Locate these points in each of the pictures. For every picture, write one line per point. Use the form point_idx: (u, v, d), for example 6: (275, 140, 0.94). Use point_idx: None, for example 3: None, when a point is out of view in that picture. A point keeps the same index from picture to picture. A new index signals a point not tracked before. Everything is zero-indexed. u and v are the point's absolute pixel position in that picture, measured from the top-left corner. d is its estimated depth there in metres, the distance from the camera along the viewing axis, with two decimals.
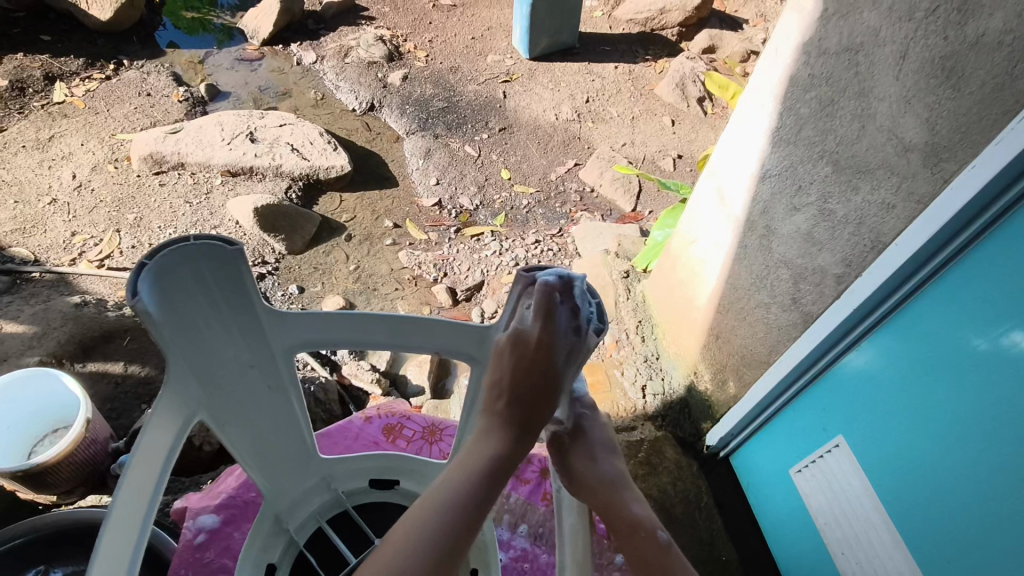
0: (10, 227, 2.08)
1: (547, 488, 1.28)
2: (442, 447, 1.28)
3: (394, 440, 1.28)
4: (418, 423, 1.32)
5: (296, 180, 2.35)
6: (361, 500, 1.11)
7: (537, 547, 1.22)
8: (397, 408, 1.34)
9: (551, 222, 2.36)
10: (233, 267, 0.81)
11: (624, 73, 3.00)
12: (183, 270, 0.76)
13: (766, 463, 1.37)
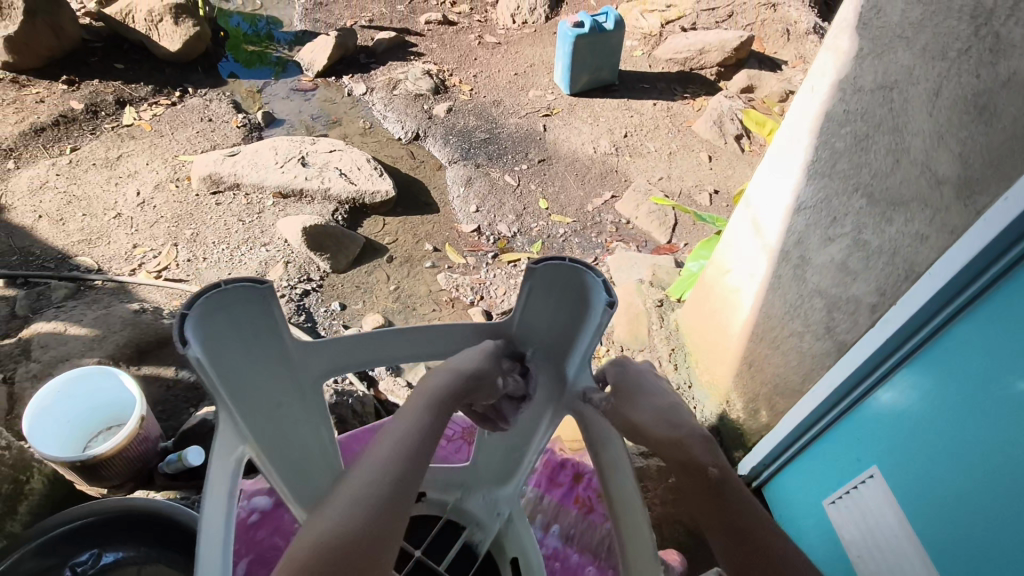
0: (78, 238, 2.22)
1: (580, 492, 1.31)
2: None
3: (435, 439, 1.37)
4: (459, 424, 1.40)
5: (343, 203, 2.46)
6: None
7: (568, 547, 1.25)
8: None
9: (587, 251, 2.41)
10: (266, 305, 0.84)
11: (662, 109, 3.07)
12: (225, 312, 0.81)
13: (801, 494, 1.36)
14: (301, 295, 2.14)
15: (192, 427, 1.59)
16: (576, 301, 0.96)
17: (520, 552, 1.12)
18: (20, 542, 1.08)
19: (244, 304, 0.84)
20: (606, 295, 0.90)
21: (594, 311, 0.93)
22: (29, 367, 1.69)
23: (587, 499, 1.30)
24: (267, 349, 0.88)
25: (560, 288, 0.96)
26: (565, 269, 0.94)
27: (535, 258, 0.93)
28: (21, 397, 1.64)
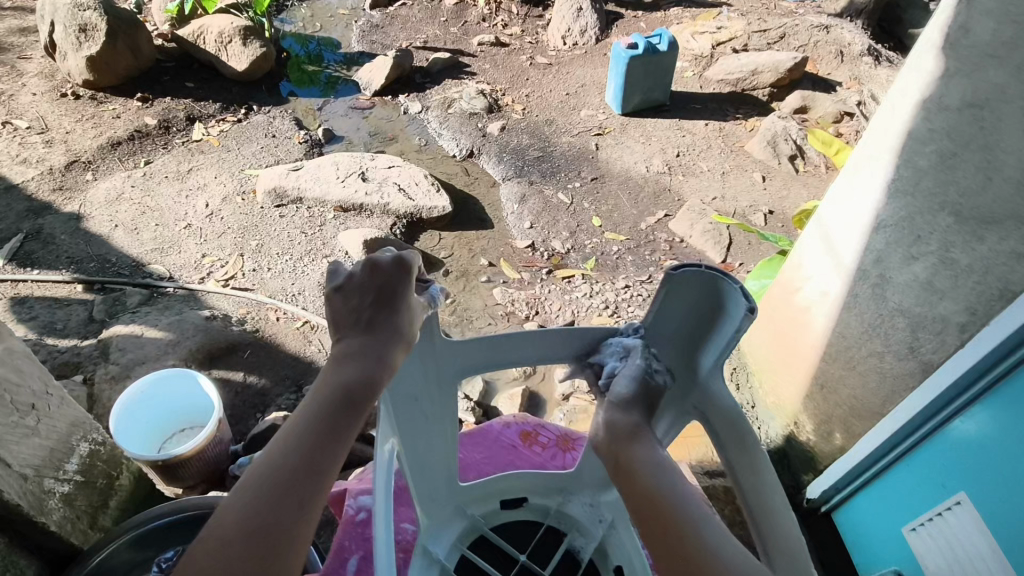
0: (150, 247, 2.30)
1: None
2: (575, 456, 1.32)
3: (530, 445, 1.34)
4: (552, 431, 1.37)
5: (400, 218, 2.52)
6: (495, 521, 1.15)
7: None
8: (532, 416, 1.39)
9: (641, 269, 2.42)
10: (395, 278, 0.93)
11: (715, 129, 3.07)
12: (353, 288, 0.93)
13: (876, 521, 1.30)
14: None
15: (262, 430, 1.61)
16: (715, 308, 0.87)
17: (625, 563, 1.09)
18: (116, 534, 1.12)
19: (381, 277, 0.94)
20: (745, 302, 0.80)
21: (733, 321, 0.83)
22: (109, 368, 1.76)
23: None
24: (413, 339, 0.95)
25: (700, 295, 0.88)
26: (705, 274, 0.86)
27: (673, 264, 0.86)
28: (101, 397, 1.70)
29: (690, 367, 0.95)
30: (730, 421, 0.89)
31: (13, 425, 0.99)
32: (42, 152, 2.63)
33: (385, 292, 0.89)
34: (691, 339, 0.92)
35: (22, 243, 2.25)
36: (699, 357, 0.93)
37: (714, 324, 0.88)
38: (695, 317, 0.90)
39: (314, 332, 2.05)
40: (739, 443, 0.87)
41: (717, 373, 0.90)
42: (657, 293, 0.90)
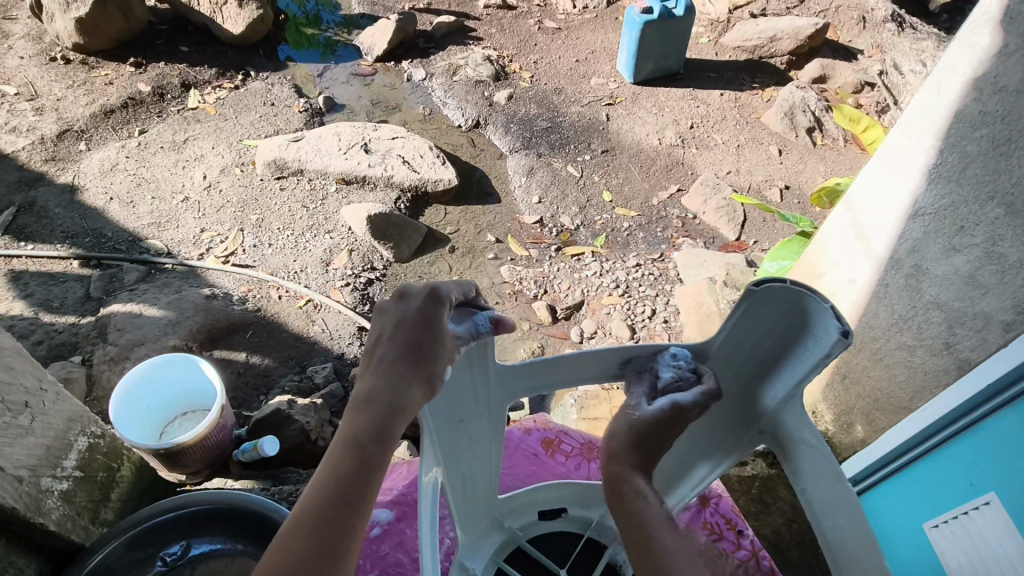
0: (147, 221, 2.22)
1: (708, 516, 1.23)
2: (601, 466, 1.31)
3: (552, 454, 1.33)
4: (575, 439, 1.36)
5: (405, 192, 2.44)
6: (533, 533, 1.14)
7: None
8: (553, 423, 1.40)
9: (652, 246, 2.35)
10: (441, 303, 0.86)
11: (730, 99, 2.96)
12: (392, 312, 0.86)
13: (898, 515, 1.19)
14: (365, 284, 2.12)
15: (266, 415, 1.51)
16: (799, 326, 0.81)
17: None
18: (116, 532, 1.08)
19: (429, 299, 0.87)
20: (837, 325, 0.74)
21: (822, 341, 0.77)
22: (108, 349, 1.70)
23: (717, 524, 1.22)
24: (474, 364, 0.89)
25: (781, 312, 0.82)
26: (787, 292, 0.79)
27: (755, 281, 0.78)
28: (99, 379, 1.64)
29: (760, 385, 0.91)
30: (808, 446, 0.84)
31: (5, 425, 0.95)
32: (32, 119, 2.53)
33: (415, 333, 0.80)
34: (763, 363, 0.88)
35: (15, 215, 2.17)
36: (772, 375, 0.88)
37: (794, 344, 0.83)
38: (774, 335, 0.84)
39: (317, 311, 1.99)
40: (815, 466, 0.83)
41: (797, 391, 0.85)
42: (733, 310, 0.83)
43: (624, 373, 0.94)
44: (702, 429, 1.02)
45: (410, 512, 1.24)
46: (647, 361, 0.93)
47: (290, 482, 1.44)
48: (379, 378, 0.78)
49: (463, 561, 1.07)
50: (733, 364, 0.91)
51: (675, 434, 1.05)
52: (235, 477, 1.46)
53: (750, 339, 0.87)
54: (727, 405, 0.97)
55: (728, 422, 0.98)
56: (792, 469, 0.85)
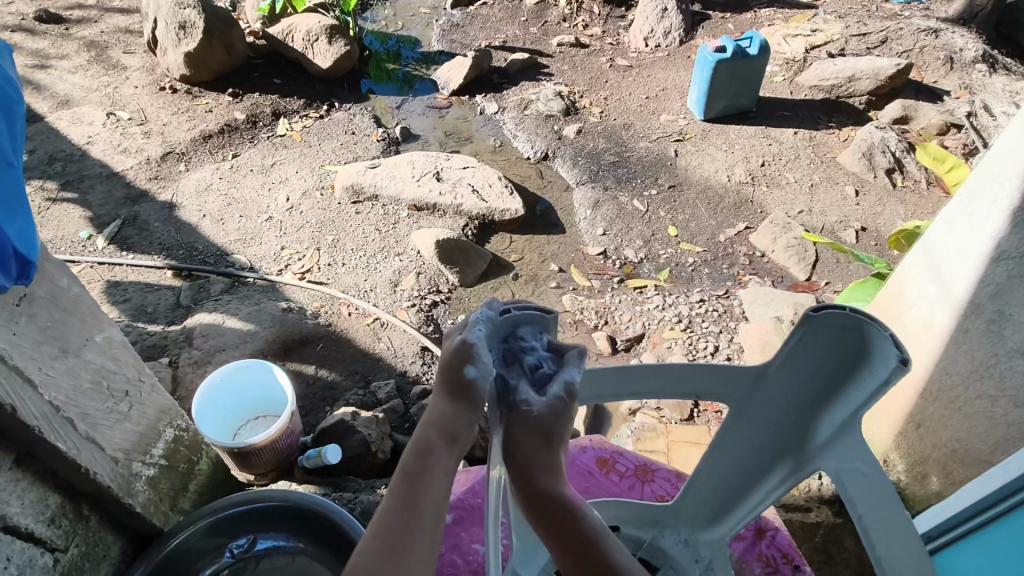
0: (234, 237, 2.39)
1: (764, 548, 1.17)
2: (655, 488, 1.24)
3: (607, 474, 1.27)
4: (630, 459, 1.30)
5: (473, 219, 2.52)
6: None
7: None
8: (609, 441, 1.33)
9: (717, 282, 2.32)
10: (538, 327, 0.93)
11: (804, 138, 2.91)
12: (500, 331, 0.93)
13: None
14: (430, 306, 2.19)
15: (330, 424, 1.57)
16: (855, 354, 0.82)
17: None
18: (190, 521, 1.14)
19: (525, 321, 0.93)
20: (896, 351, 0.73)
21: (879, 367, 0.77)
22: (192, 353, 1.83)
23: (773, 557, 1.16)
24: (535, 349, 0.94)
25: (842, 337, 0.83)
26: (847, 318, 0.80)
27: (812, 306, 0.82)
28: (183, 380, 1.76)
29: (819, 413, 0.90)
30: (862, 474, 0.82)
31: (108, 410, 1.05)
32: (141, 142, 2.78)
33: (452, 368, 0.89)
34: (824, 391, 0.88)
35: (120, 227, 2.38)
36: (829, 404, 0.88)
37: (853, 371, 0.83)
38: (832, 361, 0.85)
39: (384, 329, 2.06)
40: (873, 491, 0.81)
41: (854, 417, 0.83)
42: (792, 336, 0.87)
43: (676, 390, 0.96)
44: (758, 456, 1.02)
45: (468, 517, 1.26)
46: (705, 380, 0.96)
47: (349, 490, 1.50)
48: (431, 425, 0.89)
49: (515, 569, 1.09)
50: (791, 390, 0.93)
51: (731, 459, 1.05)
52: (298, 481, 1.53)
53: (808, 364, 0.88)
54: (783, 430, 0.97)
55: (785, 449, 0.98)
56: (847, 495, 0.83)
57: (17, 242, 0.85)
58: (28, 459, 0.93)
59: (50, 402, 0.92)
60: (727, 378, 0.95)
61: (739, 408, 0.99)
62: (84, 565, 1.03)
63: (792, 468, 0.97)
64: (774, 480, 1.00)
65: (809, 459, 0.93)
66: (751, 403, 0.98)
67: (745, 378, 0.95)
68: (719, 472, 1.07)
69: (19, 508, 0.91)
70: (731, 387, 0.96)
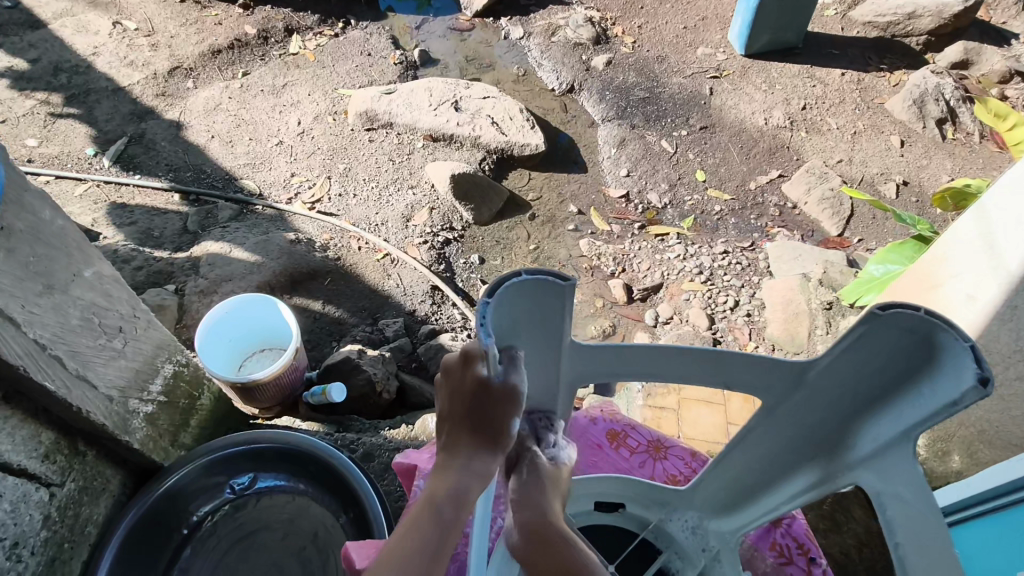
0: (243, 161, 2.30)
1: (780, 537, 1.02)
2: (667, 468, 1.10)
3: (617, 448, 1.13)
4: (642, 435, 1.15)
5: (491, 153, 2.39)
6: (584, 522, 0.97)
7: None
8: (622, 414, 1.18)
9: (744, 233, 2.21)
10: (557, 301, 0.67)
11: (851, 81, 2.70)
12: (515, 306, 0.67)
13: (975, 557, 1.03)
14: (442, 243, 2.12)
15: (336, 362, 1.55)
16: (923, 358, 0.62)
17: None
18: (191, 457, 1.15)
19: (538, 297, 0.67)
20: (975, 370, 0.56)
21: (949, 391, 0.59)
22: (198, 282, 1.78)
23: (787, 547, 1.01)
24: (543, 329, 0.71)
25: (908, 346, 0.63)
26: (920, 326, 0.61)
27: (882, 303, 0.61)
28: (189, 309, 1.73)
29: (863, 423, 0.72)
30: (901, 502, 0.65)
31: (100, 347, 1.01)
32: (148, 55, 2.65)
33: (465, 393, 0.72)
34: (870, 400, 0.70)
35: (126, 146, 2.31)
36: (879, 415, 0.69)
37: (911, 387, 0.64)
38: (894, 370, 0.66)
39: (393, 266, 2.00)
40: (915, 522, 0.63)
41: (908, 434, 0.65)
42: (850, 331, 0.66)
43: (692, 378, 0.78)
44: (780, 455, 0.84)
45: None
46: (734, 369, 0.76)
47: (352, 429, 1.48)
48: (440, 467, 0.75)
49: None
50: (840, 393, 0.73)
51: (750, 457, 0.87)
52: (302, 418, 1.52)
53: (864, 370, 0.69)
54: (817, 434, 0.78)
55: (815, 452, 0.80)
56: (883, 519, 0.66)
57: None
58: (18, 396, 0.90)
59: (35, 340, 0.88)
60: (762, 370, 0.76)
61: (769, 404, 0.79)
62: (82, 498, 1.03)
63: (820, 478, 0.79)
64: (795, 487, 0.83)
65: (841, 472, 0.75)
66: (786, 402, 0.78)
67: (782, 372, 0.75)
68: (727, 468, 0.91)
69: (10, 446, 0.89)
70: (766, 379, 0.77)
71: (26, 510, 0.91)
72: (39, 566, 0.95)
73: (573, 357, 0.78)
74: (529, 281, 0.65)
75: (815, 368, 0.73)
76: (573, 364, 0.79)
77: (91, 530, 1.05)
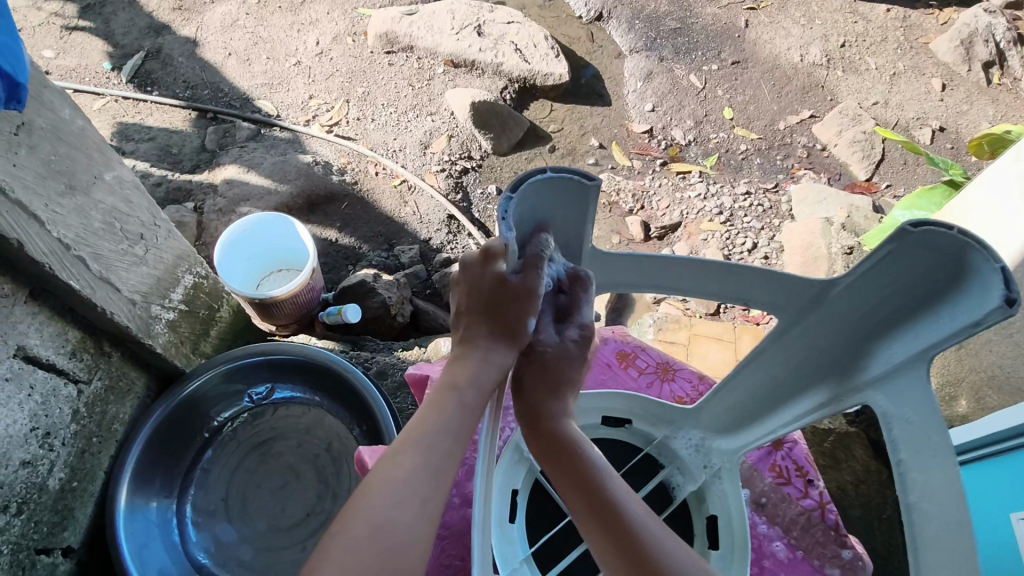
0: (261, 81, 2.27)
1: (779, 460, 1.05)
2: (675, 389, 1.12)
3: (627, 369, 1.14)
4: (652, 356, 1.17)
5: (513, 82, 2.32)
6: (591, 435, 1.00)
7: (756, 515, 1.01)
8: (633, 337, 1.20)
9: (768, 174, 2.16)
10: (582, 201, 0.68)
11: (897, 17, 2.56)
12: (538, 202, 0.68)
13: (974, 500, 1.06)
14: (460, 172, 2.10)
15: (351, 284, 1.56)
16: (944, 280, 0.62)
17: (722, 513, 0.92)
18: (213, 364, 1.18)
19: (563, 197, 0.68)
20: (1001, 290, 0.55)
21: (971, 311, 0.59)
22: (217, 201, 1.79)
23: (786, 469, 1.04)
24: (567, 232, 0.73)
25: (930, 267, 0.62)
26: (949, 245, 0.59)
27: (914, 221, 0.60)
28: (208, 227, 1.75)
29: (875, 345, 0.72)
30: (905, 422, 0.66)
31: (123, 252, 1.03)
32: None
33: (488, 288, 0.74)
34: (881, 323, 0.70)
35: (143, 61, 2.27)
36: (893, 336, 0.69)
37: (929, 307, 0.64)
38: (914, 292, 0.65)
39: (410, 193, 1.99)
40: (917, 439, 0.65)
41: (923, 355, 0.65)
42: (876, 252, 0.65)
43: (710, 294, 0.79)
44: (788, 376, 0.85)
45: None
46: (752, 286, 0.76)
47: (366, 349, 1.52)
48: (456, 357, 0.76)
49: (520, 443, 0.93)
50: (857, 314, 0.72)
51: (757, 376, 0.89)
52: (318, 336, 1.56)
53: (883, 292, 0.68)
54: (828, 356, 0.78)
55: (823, 374, 0.80)
56: (888, 436, 0.67)
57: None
58: (45, 294, 0.93)
59: (59, 240, 0.90)
60: (781, 288, 0.76)
61: (785, 323, 0.79)
62: (108, 397, 1.07)
63: (827, 398, 0.80)
64: (800, 406, 0.84)
65: (850, 392, 0.76)
66: (802, 322, 0.78)
67: (802, 292, 0.75)
68: (735, 386, 0.92)
69: (38, 340, 0.92)
70: (782, 297, 0.77)
71: (55, 403, 0.96)
72: (69, 456, 1.01)
73: (593, 266, 0.80)
74: (553, 180, 0.66)
75: (833, 288, 0.72)
76: (593, 273, 0.81)
77: (118, 427, 1.11)
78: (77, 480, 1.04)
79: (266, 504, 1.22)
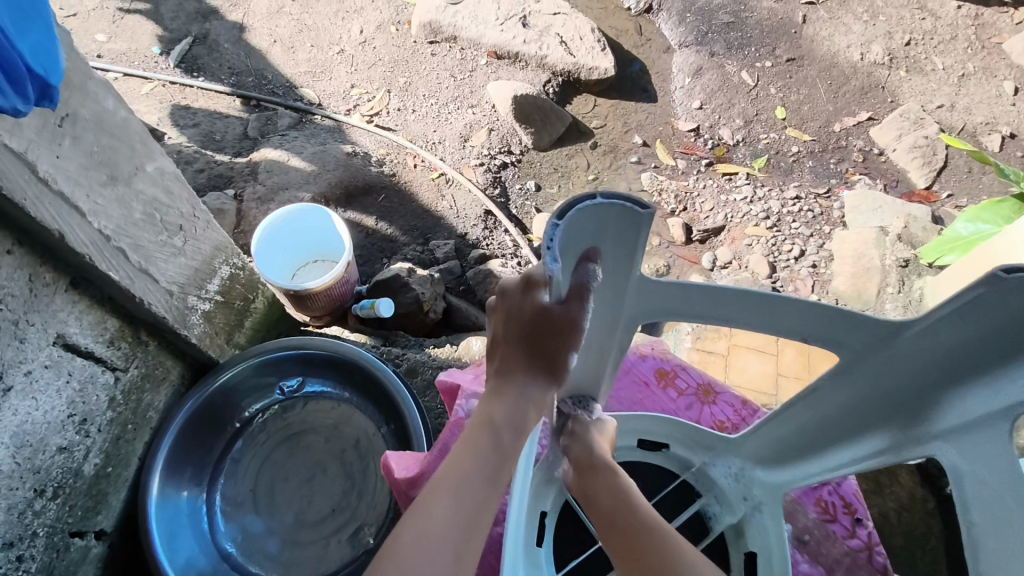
0: (304, 69, 2.27)
1: (826, 493, 1.00)
2: (715, 413, 1.08)
3: (665, 388, 1.10)
4: (692, 376, 1.12)
5: (556, 75, 2.27)
6: (625, 458, 0.97)
7: (797, 551, 0.95)
8: (673, 353, 1.15)
9: (820, 178, 2.07)
10: (636, 228, 0.63)
11: (968, 14, 2.41)
12: (589, 227, 0.63)
13: None
14: (499, 167, 2.07)
15: (385, 278, 1.55)
16: None
17: (762, 549, 0.87)
18: (246, 356, 1.18)
19: (616, 222, 0.63)
20: None
21: None
22: (257, 188, 1.80)
23: (832, 504, 0.99)
24: (618, 259, 0.68)
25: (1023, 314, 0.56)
26: None
27: (1008, 266, 0.54)
28: (247, 215, 1.76)
29: (951, 392, 0.66)
30: (981, 482, 0.61)
31: (162, 243, 1.03)
32: None
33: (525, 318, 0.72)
34: (960, 370, 0.64)
35: (191, 46, 2.30)
36: (973, 385, 0.63)
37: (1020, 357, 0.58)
38: (1002, 341, 0.59)
39: (448, 186, 1.97)
40: (992, 502, 0.59)
41: (1006, 410, 0.59)
42: (958, 297, 0.59)
43: (763, 327, 0.73)
44: (847, 414, 0.79)
45: None
46: (812, 321, 0.70)
47: (398, 345, 1.51)
48: (495, 391, 0.77)
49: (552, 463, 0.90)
50: (930, 357, 0.66)
51: (812, 411, 0.83)
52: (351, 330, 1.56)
53: (964, 336, 0.62)
54: (894, 398, 0.72)
55: (887, 416, 0.74)
56: (959, 495, 0.62)
57: (32, 58, 0.71)
58: (85, 283, 0.94)
59: (99, 231, 0.90)
60: (846, 326, 0.69)
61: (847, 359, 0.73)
62: (144, 385, 1.09)
63: (891, 443, 0.74)
64: (860, 448, 0.78)
65: (918, 440, 0.70)
66: (868, 359, 0.72)
67: (868, 331, 0.68)
68: (788, 418, 0.86)
69: (77, 329, 0.93)
70: (847, 335, 0.71)
71: (93, 391, 0.97)
72: (105, 443, 1.03)
73: (642, 292, 0.74)
74: (604, 206, 0.61)
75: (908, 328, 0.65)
76: (640, 298, 0.76)
77: (153, 415, 1.12)
78: (111, 467, 1.05)
79: (293, 499, 1.22)
